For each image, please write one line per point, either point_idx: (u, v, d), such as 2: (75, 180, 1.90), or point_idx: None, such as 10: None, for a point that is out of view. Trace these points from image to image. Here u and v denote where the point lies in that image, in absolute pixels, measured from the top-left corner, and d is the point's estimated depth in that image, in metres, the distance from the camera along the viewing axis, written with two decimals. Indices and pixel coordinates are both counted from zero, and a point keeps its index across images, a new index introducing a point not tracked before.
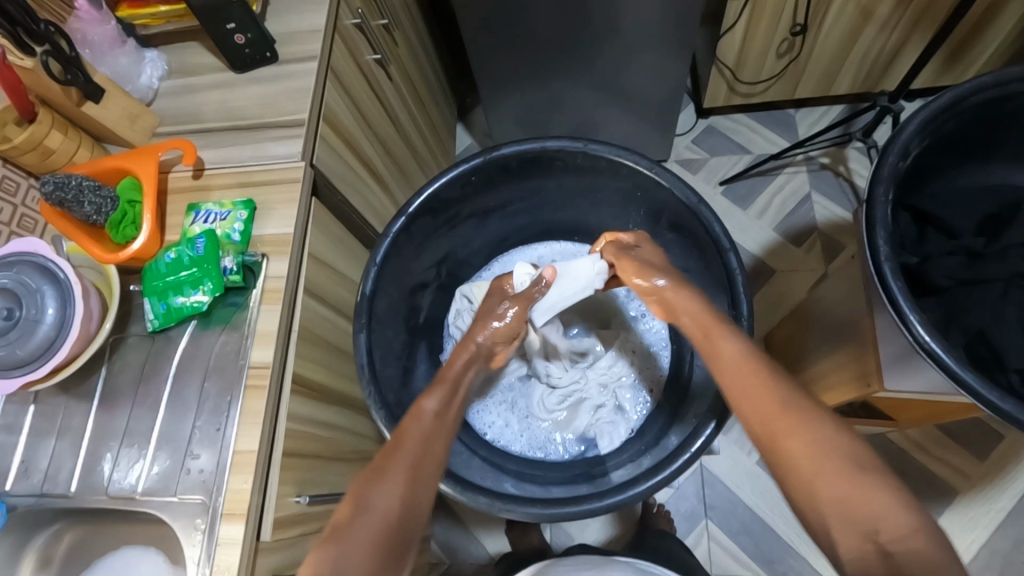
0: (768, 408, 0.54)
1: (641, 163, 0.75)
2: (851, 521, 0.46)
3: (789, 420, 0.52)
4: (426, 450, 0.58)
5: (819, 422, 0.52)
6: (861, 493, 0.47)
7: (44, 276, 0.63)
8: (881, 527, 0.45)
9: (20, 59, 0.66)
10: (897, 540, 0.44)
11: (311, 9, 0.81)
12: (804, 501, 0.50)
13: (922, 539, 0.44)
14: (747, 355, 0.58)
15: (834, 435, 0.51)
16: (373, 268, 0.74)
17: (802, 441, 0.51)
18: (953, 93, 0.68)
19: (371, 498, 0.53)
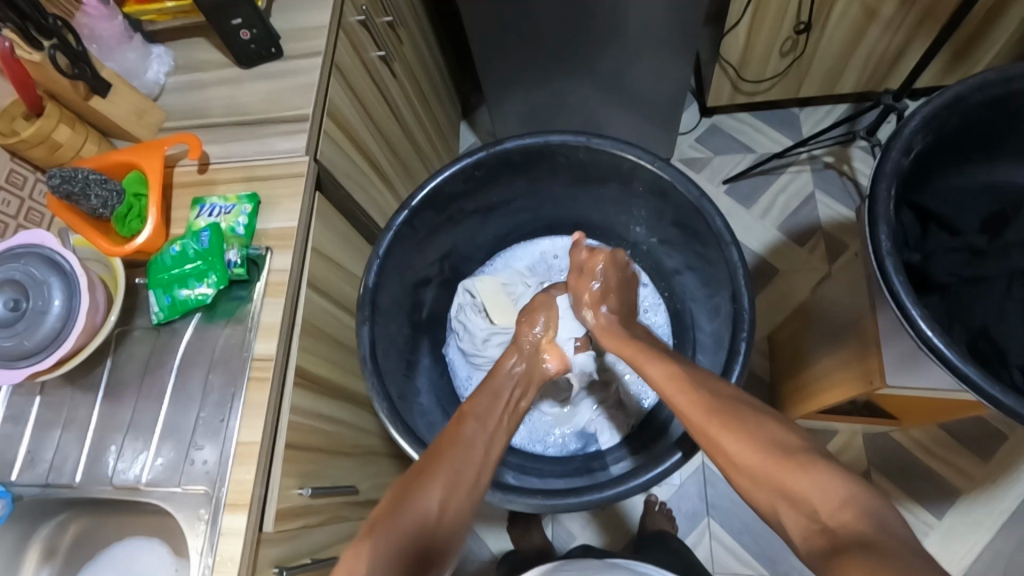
0: (699, 417, 0.61)
1: (644, 159, 0.76)
2: (794, 503, 0.51)
3: (719, 422, 0.59)
4: (467, 456, 0.63)
5: (744, 419, 0.59)
6: (787, 477, 0.52)
7: (51, 268, 0.64)
8: (817, 505, 0.49)
9: (29, 53, 0.66)
10: (831, 514, 0.48)
11: (316, 5, 0.81)
12: (755, 493, 0.55)
13: (848, 510, 0.48)
14: (674, 372, 0.66)
15: (755, 429, 0.57)
16: (376, 260, 0.75)
17: (735, 438, 0.57)
18: (956, 90, 0.68)
19: (413, 500, 0.58)
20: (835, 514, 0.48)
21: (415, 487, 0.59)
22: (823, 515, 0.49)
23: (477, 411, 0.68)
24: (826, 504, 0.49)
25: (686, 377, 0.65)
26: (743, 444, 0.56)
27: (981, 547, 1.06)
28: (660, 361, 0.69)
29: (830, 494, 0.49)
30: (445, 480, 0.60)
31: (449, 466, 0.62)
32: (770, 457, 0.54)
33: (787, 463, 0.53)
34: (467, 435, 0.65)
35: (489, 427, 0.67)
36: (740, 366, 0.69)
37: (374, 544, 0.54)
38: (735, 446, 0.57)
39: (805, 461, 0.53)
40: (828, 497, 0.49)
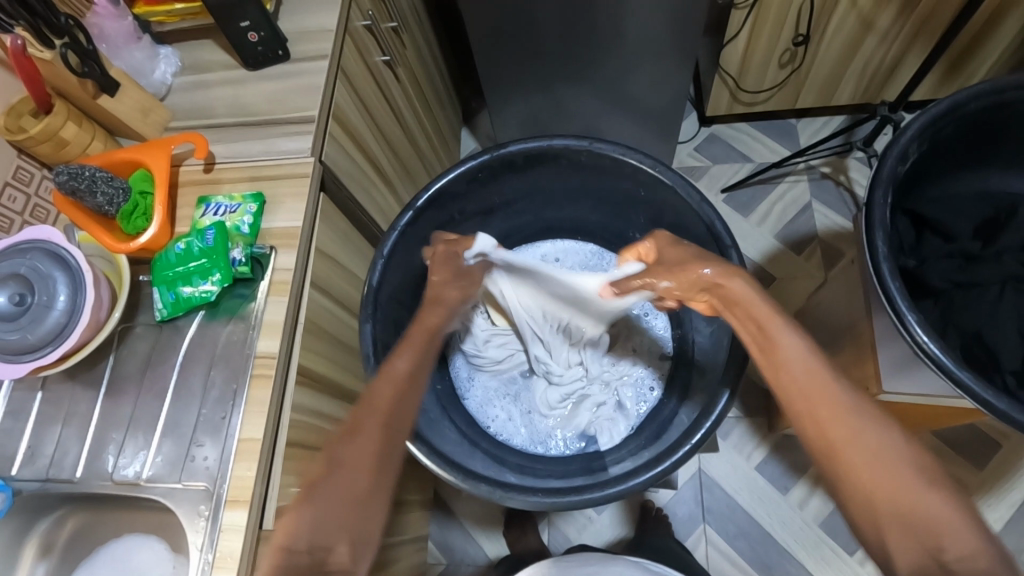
0: (825, 417, 0.53)
1: (645, 163, 0.77)
2: (910, 536, 0.47)
3: (848, 428, 0.51)
4: (388, 412, 0.60)
5: (879, 428, 0.51)
6: (914, 507, 0.47)
7: (56, 264, 0.64)
8: (946, 547, 0.46)
9: (39, 51, 0.67)
10: (962, 560, 0.45)
11: (323, 9, 0.82)
12: (863, 514, 0.50)
13: (989, 559, 0.44)
14: (807, 350, 0.56)
15: (889, 445, 0.50)
16: (380, 260, 0.76)
17: (863, 450, 0.50)
18: (952, 99, 0.69)
19: (349, 458, 0.56)
20: (966, 560, 0.45)
21: (343, 448, 0.57)
22: (947, 556, 0.45)
23: (405, 366, 0.64)
24: (955, 546, 0.45)
25: (825, 365, 0.55)
26: (870, 457, 0.50)
27: None
28: (795, 330, 0.58)
29: (959, 536, 0.46)
30: (381, 436, 0.58)
31: (372, 426, 0.58)
32: (901, 481, 0.48)
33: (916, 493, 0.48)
34: (392, 393, 0.62)
35: (410, 382, 0.64)
36: (737, 367, 0.70)
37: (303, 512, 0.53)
38: (860, 459, 0.50)
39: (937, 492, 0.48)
40: (962, 539, 0.45)
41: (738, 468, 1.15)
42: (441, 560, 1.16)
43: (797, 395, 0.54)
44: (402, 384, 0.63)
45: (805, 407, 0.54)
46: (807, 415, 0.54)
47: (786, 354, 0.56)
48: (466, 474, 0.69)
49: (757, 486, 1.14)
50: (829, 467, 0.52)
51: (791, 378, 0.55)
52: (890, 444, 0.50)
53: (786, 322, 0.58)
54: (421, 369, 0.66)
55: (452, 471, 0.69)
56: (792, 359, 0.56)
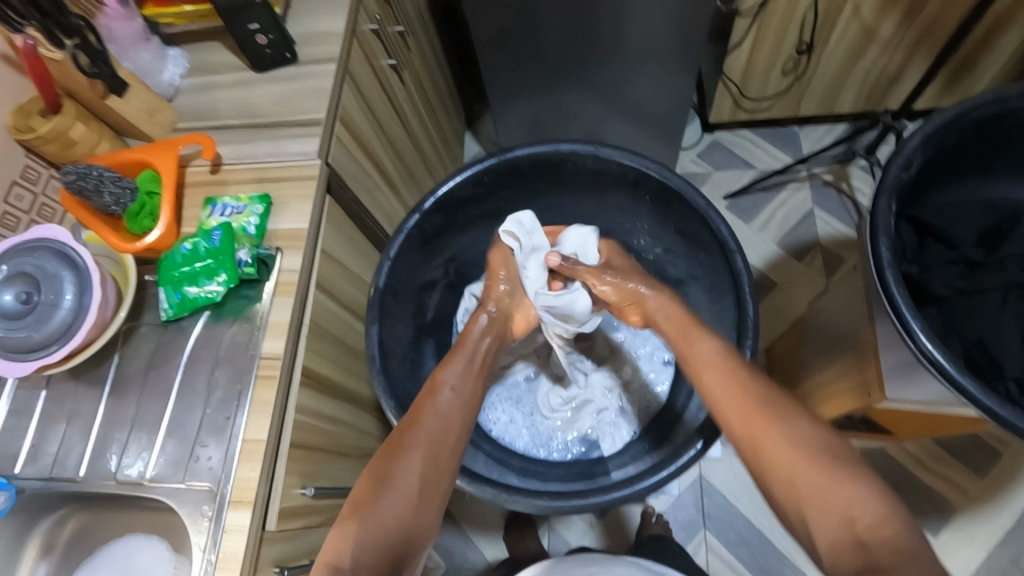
0: (745, 410, 0.60)
1: (651, 168, 0.77)
2: (823, 511, 0.52)
3: (767, 421, 0.59)
4: (433, 430, 0.63)
5: (795, 420, 0.58)
6: (828, 485, 0.53)
7: (63, 262, 0.65)
8: (857, 517, 0.50)
9: (50, 51, 0.68)
10: (871, 529, 0.50)
11: (331, 13, 0.83)
12: (784, 494, 0.56)
13: (891, 527, 0.49)
14: (723, 355, 0.65)
15: (800, 431, 0.57)
16: (386, 262, 0.76)
17: (782, 439, 0.57)
18: (956, 108, 0.70)
19: (394, 473, 0.59)
20: (875, 530, 0.49)
21: (391, 466, 0.60)
22: (856, 526, 0.50)
23: (449, 380, 0.68)
24: (865, 517, 0.50)
25: (741, 367, 0.64)
26: (786, 442, 0.57)
27: (976, 565, 1.07)
28: (709, 339, 0.67)
29: (869, 505, 0.51)
30: (425, 452, 0.61)
31: (418, 445, 0.62)
32: (814, 459, 0.55)
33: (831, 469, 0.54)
34: (442, 407, 0.65)
35: (462, 398, 0.67)
36: None
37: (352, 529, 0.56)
38: (777, 443, 0.57)
39: (848, 469, 0.54)
40: (871, 508, 0.51)
41: (739, 474, 1.15)
42: (441, 564, 1.15)
43: (721, 393, 0.63)
44: (448, 401, 0.66)
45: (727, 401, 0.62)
46: (730, 412, 0.61)
47: (705, 361, 0.66)
48: (471, 476, 0.69)
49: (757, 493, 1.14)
50: (752, 454, 0.59)
51: (711, 378, 0.64)
52: (800, 430, 0.57)
53: (704, 330, 0.69)
54: (468, 379, 0.69)
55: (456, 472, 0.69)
56: (711, 365, 0.65)
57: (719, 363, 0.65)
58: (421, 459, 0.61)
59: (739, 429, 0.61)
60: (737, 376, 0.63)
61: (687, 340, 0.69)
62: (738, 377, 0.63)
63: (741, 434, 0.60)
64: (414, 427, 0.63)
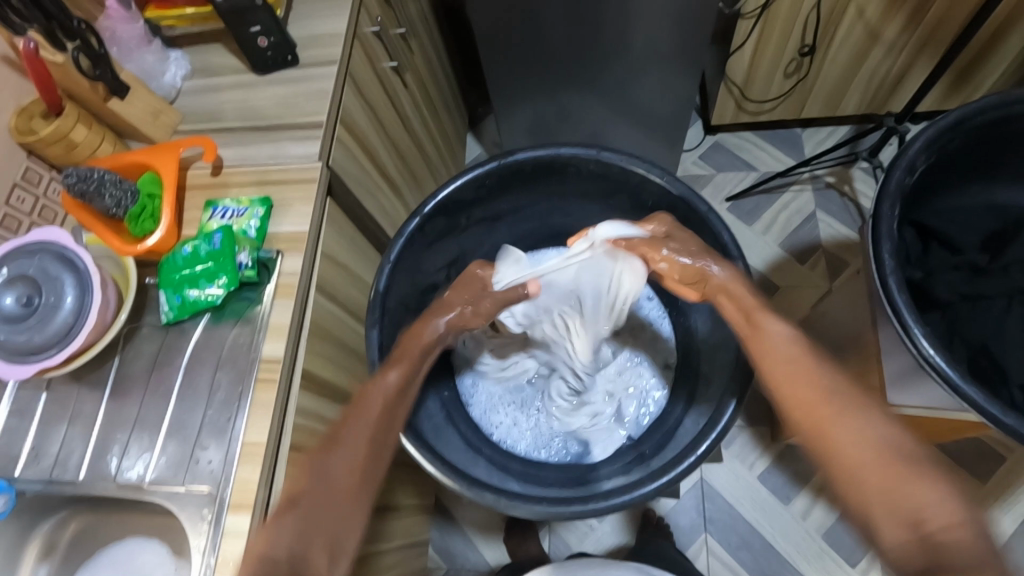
0: (814, 401, 0.58)
1: (652, 172, 0.77)
2: (894, 511, 0.50)
3: (834, 414, 0.57)
4: (367, 422, 0.63)
5: (864, 414, 0.56)
6: (897, 485, 0.51)
7: (64, 265, 0.64)
8: (927, 518, 0.49)
9: (51, 54, 0.67)
10: (942, 529, 0.48)
11: (333, 15, 0.83)
12: (850, 491, 0.53)
13: (967, 531, 0.48)
14: (790, 338, 0.62)
15: (873, 430, 0.55)
16: (387, 266, 0.75)
17: (850, 435, 0.55)
18: (960, 112, 0.69)
19: (330, 465, 0.59)
20: (946, 529, 0.48)
21: (329, 456, 0.60)
22: (927, 526, 0.49)
23: (402, 374, 0.68)
24: (936, 519, 0.49)
25: (808, 353, 0.61)
26: (856, 438, 0.55)
27: None
28: (780, 324, 0.64)
29: (943, 509, 0.49)
30: (366, 446, 0.62)
31: (353, 435, 0.62)
32: (889, 460, 0.53)
33: (901, 470, 0.52)
34: (383, 400, 0.65)
35: (401, 392, 0.67)
36: (743, 379, 0.70)
37: (287, 520, 0.55)
38: (852, 439, 0.55)
39: (920, 471, 0.52)
40: (944, 512, 0.49)
41: (740, 477, 1.15)
42: (442, 566, 1.15)
43: (785, 380, 0.60)
44: (394, 392, 0.66)
45: (797, 395, 0.59)
46: (795, 401, 0.59)
47: (771, 351, 0.62)
48: (470, 482, 0.69)
49: (759, 496, 1.14)
50: (824, 448, 0.56)
51: (775, 357, 0.61)
52: (872, 427, 0.55)
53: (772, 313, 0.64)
54: (413, 378, 0.68)
55: (456, 477, 0.68)
56: (780, 354, 0.61)
57: (790, 349, 0.61)
58: (361, 455, 0.61)
59: (811, 421, 0.58)
60: (811, 369, 0.60)
61: (755, 325, 0.64)
62: (814, 369, 0.60)
63: (812, 427, 0.57)
64: (357, 419, 0.63)
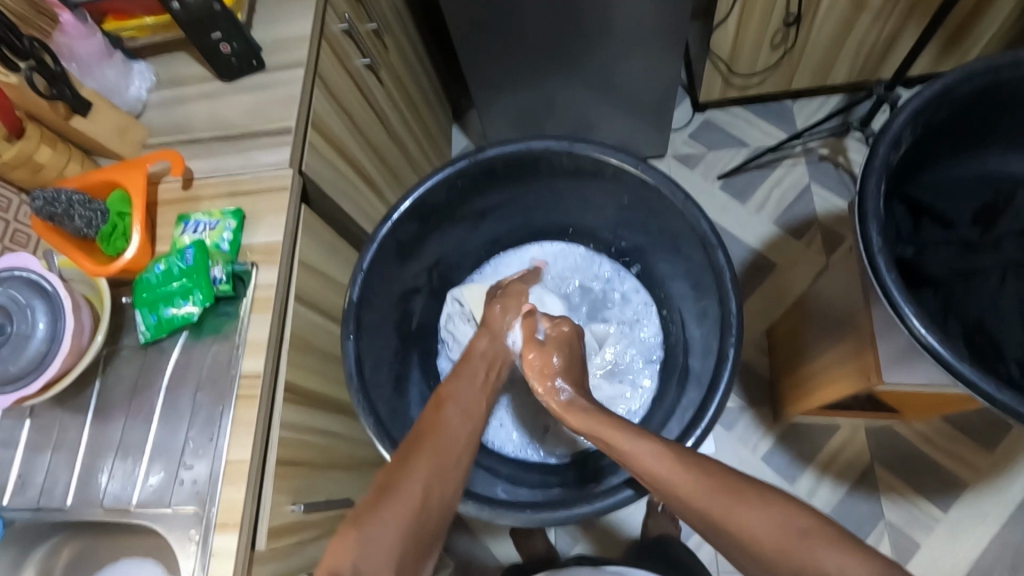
0: (639, 457, 0.62)
1: (628, 161, 0.75)
2: (732, 535, 0.54)
3: (660, 462, 0.60)
4: (452, 443, 0.66)
5: (683, 457, 0.60)
6: (721, 510, 0.55)
7: (34, 291, 0.64)
8: (754, 539, 0.52)
9: (4, 75, 0.66)
10: (773, 548, 0.50)
11: (298, 15, 0.81)
12: (698, 524, 0.57)
13: (789, 540, 0.50)
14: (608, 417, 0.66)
15: (692, 467, 0.58)
16: (360, 274, 0.74)
17: (676, 476, 0.58)
18: (946, 80, 0.67)
19: (402, 483, 0.60)
20: (775, 545, 0.50)
21: (411, 461, 0.62)
22: (763, 547, 0.51)
23: (456, 394, 0.70)
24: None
25: (614, 419, 0.66)
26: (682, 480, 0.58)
27: (987, 541, 1.05)
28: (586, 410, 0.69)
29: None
30: (432, 460, 0.63)
31: (441, 447, 0.64)
32: (706, 489, 0.56)
33: (802, 542, 0.50)
34: (449, 420, 0.67)
35: (469, 417, 0.69)
36: (728, 372, 0.68)
37: (373, 523, 0.55)
38: (746, 523, 0.52)
39: (820, 537, 0.49)
40: (764, 527, 0.51)
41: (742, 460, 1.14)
42: (449, 563, 1.15)
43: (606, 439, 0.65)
44: (456, 420, 0.68)
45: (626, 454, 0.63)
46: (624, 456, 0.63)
47: (602, 424, 0.66)
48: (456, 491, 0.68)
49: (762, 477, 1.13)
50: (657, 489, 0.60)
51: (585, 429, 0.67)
52: (762, 504, 0.53)
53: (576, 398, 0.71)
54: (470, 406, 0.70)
55: None
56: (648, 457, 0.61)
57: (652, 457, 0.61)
58: (428, 463, 0.62)
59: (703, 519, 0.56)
60: (615, 432, 0.64)
61: (571, 408, 0.70)
62: (676, 462, 0.59)
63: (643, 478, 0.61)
64: (423, 439, 0.65)
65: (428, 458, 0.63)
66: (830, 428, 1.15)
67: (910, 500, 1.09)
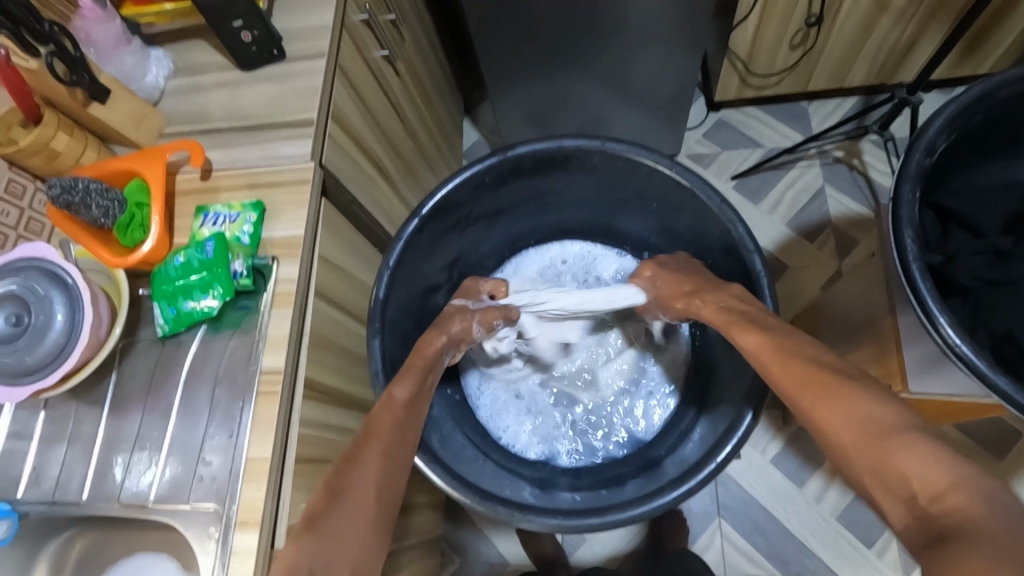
0: (790, 388, 0.61)
1: (659, 163, 0.74)
2: (892, 484, 0.51)
3: (819, 391, 0.59)
4: (401, 436, 0.66)
5: (852, 391, 0.58)
6: (885, 456, 0.52)
7: (52, 282, 0.62)
8: (919, 491, 0.49)
9: (25, 60, 0.65)
10: (936, 501, 0.48)
11: (319, 4, 0.79)
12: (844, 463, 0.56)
13: (961, 496, 0.47)
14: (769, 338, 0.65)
15: (855, 403, 0.56)
16: (387, 271, 0.73)
17: (841, 413, 0.57)
18: (982, 88, 0.66)
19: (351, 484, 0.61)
20: (942, 501, 0.47)
21: (357, 466, 0.63)
22: (922, 499, 0.49)
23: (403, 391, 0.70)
24: (927, 488, 0.49)
25: (780, 341, 0.64)
26: (841, 415, 0.57)
27: None
28: (751, 322, 0.67)
29: (929, 473, 0.49)
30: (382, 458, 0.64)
31: (383, 443, 0.65)
32: (866, 432, 0.54)
33: (878, 446, 0.53)
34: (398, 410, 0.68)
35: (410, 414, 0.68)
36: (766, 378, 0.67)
37: (313, 540, 0.57)
38: (834, 416, 0.57)
39: (905, 439, 0.52)
40: (927, 475, 0.49)
41: (752, 462, 1.14)
42: (455, 560, 1.15)
43: (774, 369, 0.63)
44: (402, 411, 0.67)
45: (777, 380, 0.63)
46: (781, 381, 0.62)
47: (753, 342, 0.66)
48: (481, 495, 0.68)
49: (772, 479, 1.12)
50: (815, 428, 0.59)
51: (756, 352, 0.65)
52: (860, 400, 0.57)
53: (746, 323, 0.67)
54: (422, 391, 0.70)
55: (465, 491, 0.67)
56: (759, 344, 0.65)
57: (762, 348, 0.64)
58: (379, 461, 0.64)
59: (796, 406, 0.61)
60: (780, 355, 0.63)
61: (737, 323, 0.68)
62: (786, 360, 0.63)
63: (801, 407, 0.60)
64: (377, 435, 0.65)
65: (376, 468, 0.63)
66: None
67: None
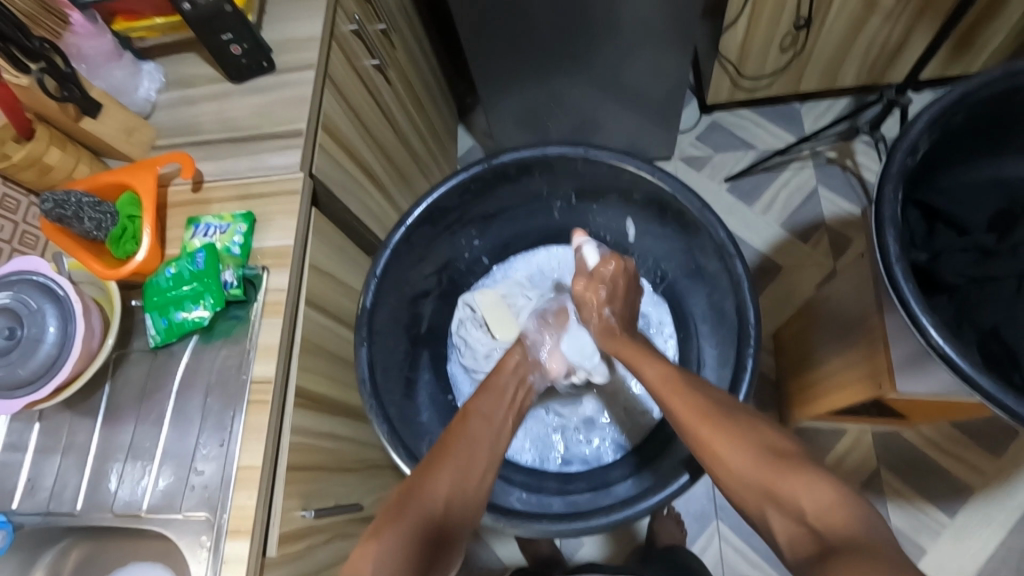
0: (694, 419, 0.61)
1: (645, 168, 0.74)
2: (783, 506, 0.52)
3: (711, 424, 0.60)
4: (476, 449, 0.65)
5: (743, 429, 0.59)
6: (776, 478, 0.54)
7: (44, 295, 0.63)
8: (806, 508, 0.50)
9: (15, 77, 0.66)
10: (822, 519, 0.49)
11: (308, 16, 0.80)
12: (739, 490, 0.57)
13: (845, 517, 0.48)
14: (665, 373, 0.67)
15: (748, 432, 0.58)
16: (373, 280, 0.74)
17: (733, 444, 0.58)
18: (963, 87, 0.66)
19: (427, 492, 0.60)
20: (827, 519, 0.49)
21: (435, 470, 0.62)
22: (810, 518, 0.50)
23: (480, 408, 0.69)
24: (817, 509, 0.50)
25: (683, 377, 0.65)
26: (742, 453, 0.57)
27: (994, 547, 1.05)
28: (657, 359, 0.69)
29: (824, 499, 0.50)
30: (455, 468, 0.62)
31: (459, 450, 0.64)
32: (764, 459, 0.55)
33: (713, 424, 0.60)
34: (472, 433, 0.66)
35: (493, 425, 0.69)
36: (747, 383, 0.68)
37: (385, 539, 0.55)
38: (727, 453, 0.58)
39: (794, 463, 0.54)
40: (819, 499, 0.50)
41: None
42: None
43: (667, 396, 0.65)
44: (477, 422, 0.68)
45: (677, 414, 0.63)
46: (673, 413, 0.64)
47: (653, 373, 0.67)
48: None
49: None
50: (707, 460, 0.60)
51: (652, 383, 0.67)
52: (750, 434, 0.58)
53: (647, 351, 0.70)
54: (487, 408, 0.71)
55: None
56: (661, 380, 0.66)
57: (661, 381, 0.66)
58: (450, 474, 0.62)
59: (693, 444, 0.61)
60: (678, 389, 0.64)
61: (637, 355, 0.70)
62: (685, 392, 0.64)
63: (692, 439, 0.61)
64: (447, 452, 0.64)
65: (449, 471, 0.62)
66: (837, 432, 1.14)
67: (916, 505, 1.09)
